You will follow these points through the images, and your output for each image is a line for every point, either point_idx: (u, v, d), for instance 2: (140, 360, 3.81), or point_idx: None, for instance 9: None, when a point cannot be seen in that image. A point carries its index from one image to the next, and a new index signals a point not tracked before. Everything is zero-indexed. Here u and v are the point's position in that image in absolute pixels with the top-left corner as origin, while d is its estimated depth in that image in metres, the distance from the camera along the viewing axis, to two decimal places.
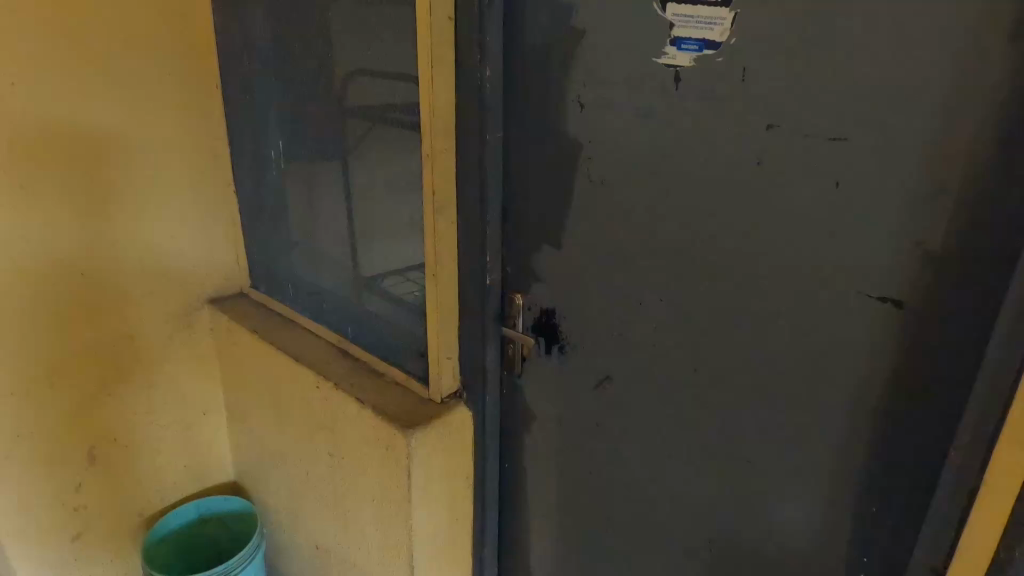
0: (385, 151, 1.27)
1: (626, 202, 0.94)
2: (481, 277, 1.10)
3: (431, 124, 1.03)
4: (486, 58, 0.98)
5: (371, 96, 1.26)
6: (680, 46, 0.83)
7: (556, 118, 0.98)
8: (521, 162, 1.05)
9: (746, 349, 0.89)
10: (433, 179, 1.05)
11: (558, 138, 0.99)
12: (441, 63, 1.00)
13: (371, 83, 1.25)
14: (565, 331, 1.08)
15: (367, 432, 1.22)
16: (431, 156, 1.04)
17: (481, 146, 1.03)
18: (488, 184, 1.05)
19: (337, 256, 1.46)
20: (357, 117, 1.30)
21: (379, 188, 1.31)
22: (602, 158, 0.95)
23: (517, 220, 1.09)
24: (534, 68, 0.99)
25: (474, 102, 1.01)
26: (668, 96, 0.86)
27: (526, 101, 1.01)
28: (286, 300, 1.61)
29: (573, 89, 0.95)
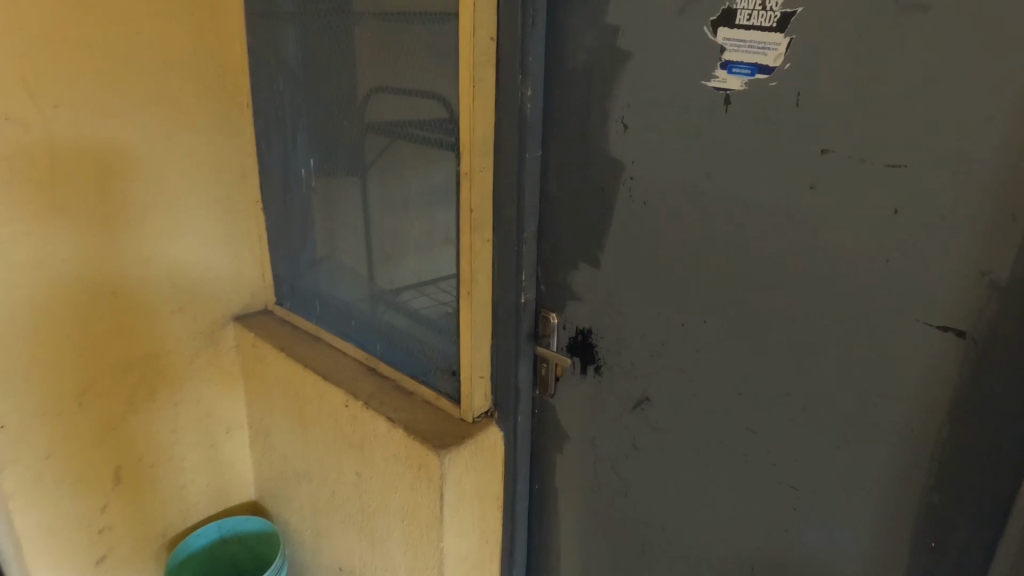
0: (415, 169, 1.26)
1: (671, 225, 0.93)
2: (516, 295, 1.09)
3: (469, 142, 1.02)
4: (529, 80, 0.99)
5: (400, 116, 1.25)
6: (731, 70, 0.83)
7: (597, 137, 0.98)
8: (559, 181, 1.03)
9: (795, 375, 0.88)
10: (472, 198, 1.05)
11: (599, 158, 0.98)
12: (481, 82, 1.00)
13: (400, 103, 1.24)
14: (602, 351, 1.06)
15: (396, 452, 1.20)
16: (469, 174, 1.03)
17: (520, 164, 1.02)
18: (525, 201, 1.03)
19: (365, 273, 1.45)
20: (386, 136, 1.29)
21: (409, 206, 1.30)
22: (646, 181, 0.94)
23: (553, 239, 1.07)
24: (575, 88, 0.98)
25: (515, 121, 1.00)
26: (717, 120, 0.86)
27: (567, 121, 1.00)
28: (313, 317, 1.60)
29: (616, 110, 0.94)
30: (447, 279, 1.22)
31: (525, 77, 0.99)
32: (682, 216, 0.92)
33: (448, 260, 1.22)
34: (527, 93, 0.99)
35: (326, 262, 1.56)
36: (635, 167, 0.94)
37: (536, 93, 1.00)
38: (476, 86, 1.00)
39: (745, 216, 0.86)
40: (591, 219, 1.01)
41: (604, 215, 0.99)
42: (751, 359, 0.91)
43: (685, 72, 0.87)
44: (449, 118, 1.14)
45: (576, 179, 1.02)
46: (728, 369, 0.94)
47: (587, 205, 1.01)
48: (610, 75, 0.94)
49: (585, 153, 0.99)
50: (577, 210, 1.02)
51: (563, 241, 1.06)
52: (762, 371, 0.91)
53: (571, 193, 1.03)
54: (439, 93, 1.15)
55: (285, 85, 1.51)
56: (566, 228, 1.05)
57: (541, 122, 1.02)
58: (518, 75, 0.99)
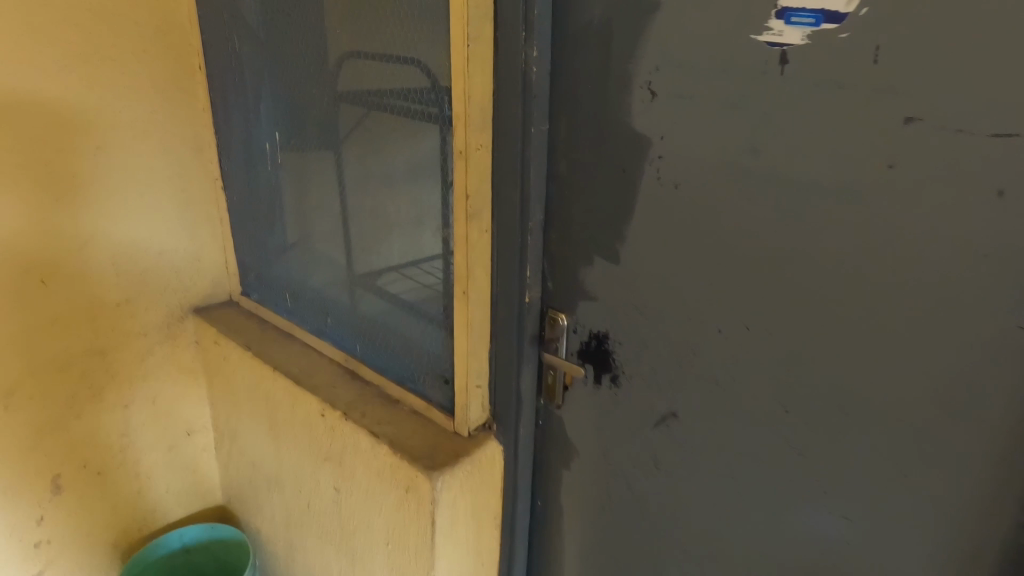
0: (396, 146, 1.08)
1: (705, 211, 0.78)
2: (519, 294, 0.94)
3: (464, 116, 0.85)
4: (535, 38, 0.82)
5: (377, 85, 1.06)
6: (790, 19, 0.66)
7: (615, 107, 0.81)
8: (569, 160, 0.87)
9: (856, 392, 0.73)
10: (467, 181, 0.88)
11: (619, 132, 0.82)
12: (477, 41, 0.83)
13: (377, 69, 1.05)
14: (620, 358, 0.92)
15: (380, 470, 1.05)
16: (464, 154, 0.86)
17: (524, 142, 0.86)
18: (531, 186, 0.88)
19: (343, 264, 1.28)
20: (362, 107, 1.11)
21: (391, 188, 1.12)
22: (675, 159, 0.78)
23: (562, 229, 0.91)
24: (589, 46, 0.81)
25: (518, 89, 0.84)
26: (767, 83, 0.69)
27: (579, 88, 0.84)
28: (283, 311, 1.43)
29: (640, 73, 0.78)
30: (435, 273, 1.06)
31: (529, 34, 0.81)
32: (719, 199, 0.76)
33: (435, 253, 1.05)
34: (532, 55, 0.82)
35: (297, 249, 1.38)
36: (663, 142, 0.78)
37: (543, 54, 0.83)
38: (470, 45, 0.82)
39: (799, 200, 0.71)
40: (607, 204, 0.85)
41: (623, 200, 0.84)
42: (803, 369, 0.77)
43: (728, 23, 0.70)
44: (434, 86, 0.96)
45: (588, 157, 0.85)
46: (771, 378, 0.80)
47: (603, 187, 0.85)
48: (632, 28, 0.77)
49: (600, 127, 0.83)
50: (591, 195, 0.87)
51: (573, 231, 0.90)
52: (813, 387, 0.76)
53: (584, 174, 0.86)
54: (421, 55, 0.96)
55: (243, 45, 1.31)
56: (576, 216, 0.89)
57: (548, 90, 0.85)
58: (521, 32, 0.82)
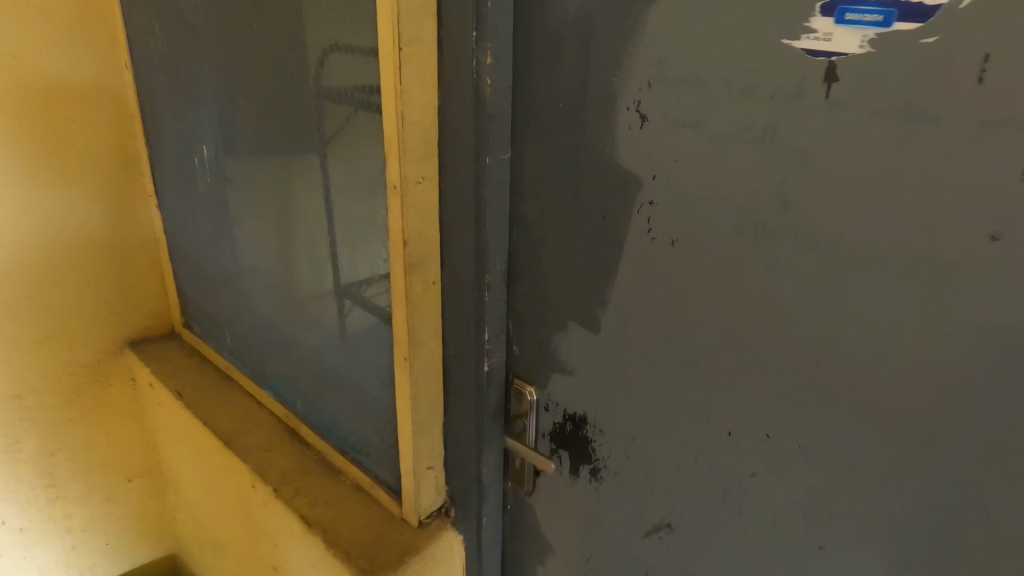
0: (335, 171, 0.87)
1: (711, 281, 0.56)
2: (475, 363, 0.74)
3: (397, 142, 0.63)
4: (487, 40, 0.60)
5: (310, 91, 0.85)
6: (842, 16, 0.43)
7: (593, 133, 0.60)
8: (537, 197, 0.66)
9: (929, 551, 0.50)
10: (404, 224, 0.67)
11: (597, 167, 0.60)
12: (411, 43, 0.61)
13: (309, 72, 0.84)
14: (600, 449, 0.71)
15: (314, 562, 0.87)
16: (399, 191, 0.66)
17: (478, 175, 0.65)
18: (487, 233, 0.68)
19: (279, 304, 1.08)
20: (295, 119, 0.90)
21: (326, 220, 0.92)
22: (670, 208, 0.56)
23: (529, 282, 0.71)
24: (561, 50, 0.60)
25: (467, 108, 0.63)
26: (804, 110, 0.47)
27: (549, 106, 0.62)
28: (226, 350, 1.24)
29: (626, 88, 0.56)
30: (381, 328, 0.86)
31: (480, 35, 0.60)
32: (728, 268, 0.54)
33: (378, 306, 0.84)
34: (485, 63, 0.61)
35: (233, 282, 1.19)
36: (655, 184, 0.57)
37: (500, 60, 0.61)
38: (402, 48, 0.60)
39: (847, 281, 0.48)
40: (581, 259, 0.65)
41: (602, 255, 0.63)
42: (841, 513, 0.55)
43: (746, 20, 0.47)
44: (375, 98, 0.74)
45: (560, 197, 0.64)
46: (799, 514, 0.57)
47: (578, 237, 0.64)
48: (614, 27, 0.55)
49: (574, 160, 0.62)
50: (564, 246, 0.66)
51: (542, 288, 0.70)
52: (862, 532, 0.54)
53: (554, 218, 0.66)
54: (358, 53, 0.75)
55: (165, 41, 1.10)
56: (546, 272, 0.69)
57: (507, 108, 0.64)
58: (470, 31, 0.60)
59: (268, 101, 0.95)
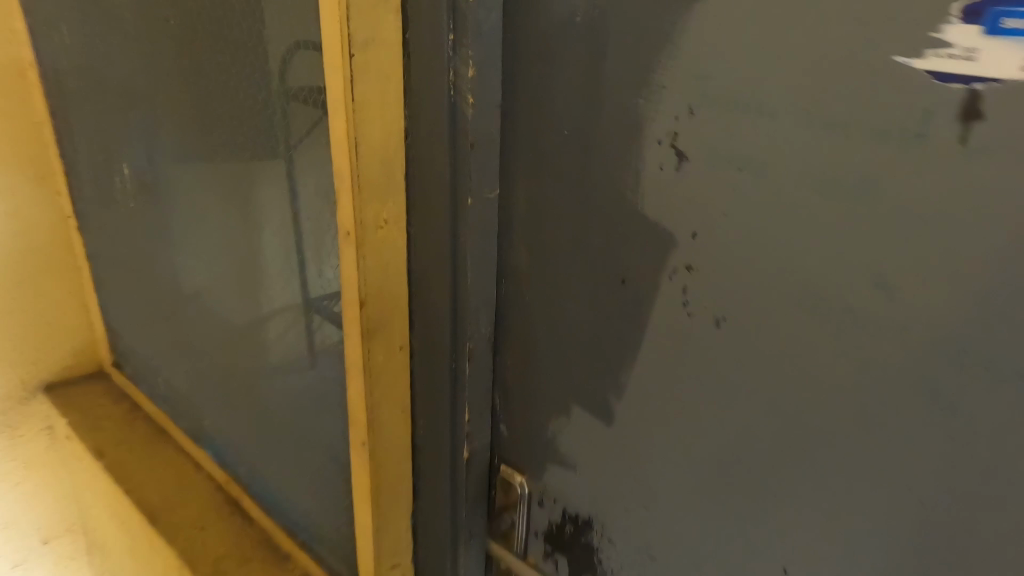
0: (285, 204, 0.71)
1: (772, 382, 0.41)
2: (453, 448, 0.59)
3: (353, 180, 0.48)
4: (469, 49, 0.44)
5: (255, 101, 0.69)
6: (995, 24, 0.29)
7: (608, 174, 0.44)
8: (531, 248, 0.51)
9: None
10: (359, 283, 0.52)
11: (613, 219, 0.45)
12: (367, 50, 0.45)
13: (251, 79, 0.68)
14: (607, 562, 0.55)
15: None
16: (356, 243, 0.50)
17: (456, 222, 0.50)
18: (468, 294, 0.53)
19: (220, 350, 0.91)
20: (234, 135, 0.74)
21: (270, 260, 0.77)
22: (716, 280, 0.41)
23: (520, 352, 0.55)
24: (566, 62, 0.44)
25: (443, 137, 0.47)
26: (924, 157, 0.32)
27: (547, 136, 0.47)
28: (160, 397, 1.08)
29: (656, 115, 0.40)
30: (337, 395, 0.70)
31: (462, 41, 0.44)
32: (797, 367, 0.39)
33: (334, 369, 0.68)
34: (466, 79, 0.45)
35: (162, 321, 1.02)
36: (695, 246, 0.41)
37: (486, 74, 0.46)
38: (355, 56, 0.44)
39: (975, 404, 0.33)
40: (587, 333, 0.50)
41: (617, 331, 0.48)
42: None
43: (846, 27, 0.32)
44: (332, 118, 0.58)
45: (561, 253, 0.49)
46: None
47: (585, 306, 0.49)
48: (643, 32, 0.40)
49: (581, 207, 0.46)
50: (566, 312, 0.50)
51: (535, 364, 0.55)
52: None
53: (554, 279, 0.50)
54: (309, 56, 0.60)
55: (75, 37, 0.92)
56: (541, 344, 0.53)
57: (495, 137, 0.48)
58: (447, 36, 0.44)
59: (195, 115, 0.79)
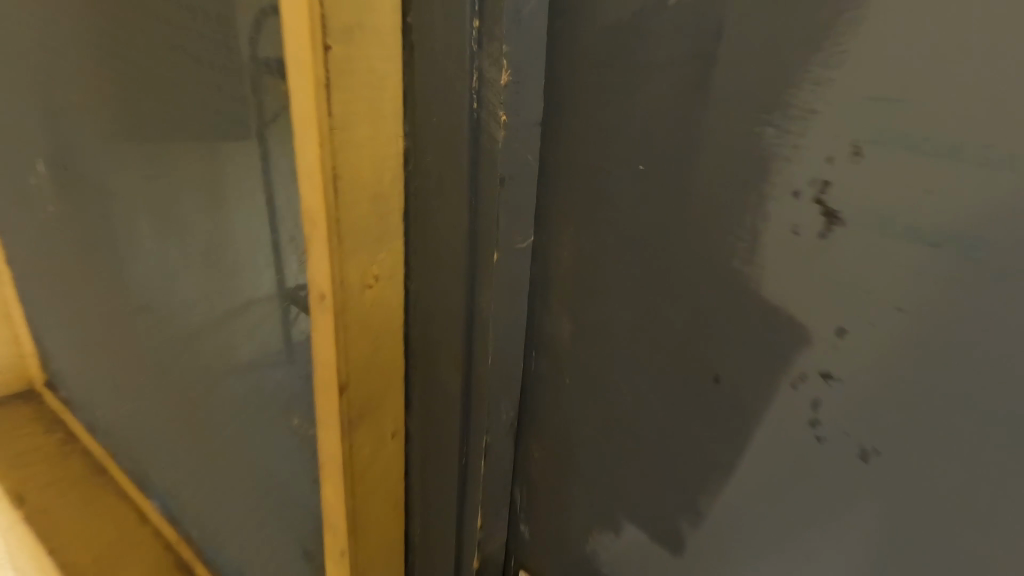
0: (225, 228, 0.54)
1: (947, 558, 0.27)
2: (462, 556, 0.46)
3: (331, 227, 0.33)
4: (504, 42, 0.30)
5: (179, 93, 0.52)
6: None
7: (703, 233, 0.30)
8: (577, 317, 0.37)
9: None
10: (340, 362, 0.37)
11: (706, 296, 0.31)
12: (350, 39, 0.30)
13: (174, 62, 0.51)
14: None
15: None
16: (336, 312, 0.35)
17: (475, 283, 0.36)
18: (487, 376, 0.39)
19: (158, 391, 0.75)
20: (157, 134, 0.57)
21: (209, 297, 0.60)
22: (870, 401, 0.28)
23: (554, 443, 0.42)
24: (646, 65, 0.30)
25: (461, 168, 0.33)
26: None
27: (611, 171, 0.32)
28: (98, 431, 0.94)
29: (795, 156, 0.26)
30: (302, 473, 0.55)
31: (492, 30, 0.30)
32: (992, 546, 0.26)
33: (297, 444, 0.53)
34: (497, 86, 0.31)
35: (95, 348, 0.86)
36: (841, 348, 0.28)
37: (524, 79, 0.31)
38: (331, 48, 0.29)
39: None
40: (652, 438, 0.36)
41: (698, 442, 0.34)
42: None
43: None
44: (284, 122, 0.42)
45: (621, 331, 0.35)
46: None
47: (652, 403, 0.36)
48: (784, 26, 0.25)
49: (656, 274, 0.33)
50: (624, 404, 0.37)
51: (574, 461, 0.41)
52: None
53: (609, 361, 0.37)
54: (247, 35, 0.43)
55: None
56: (584, 439, 0.40)
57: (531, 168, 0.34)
58: (470, 22, 0.30)
59: (114, 109, 0.62)
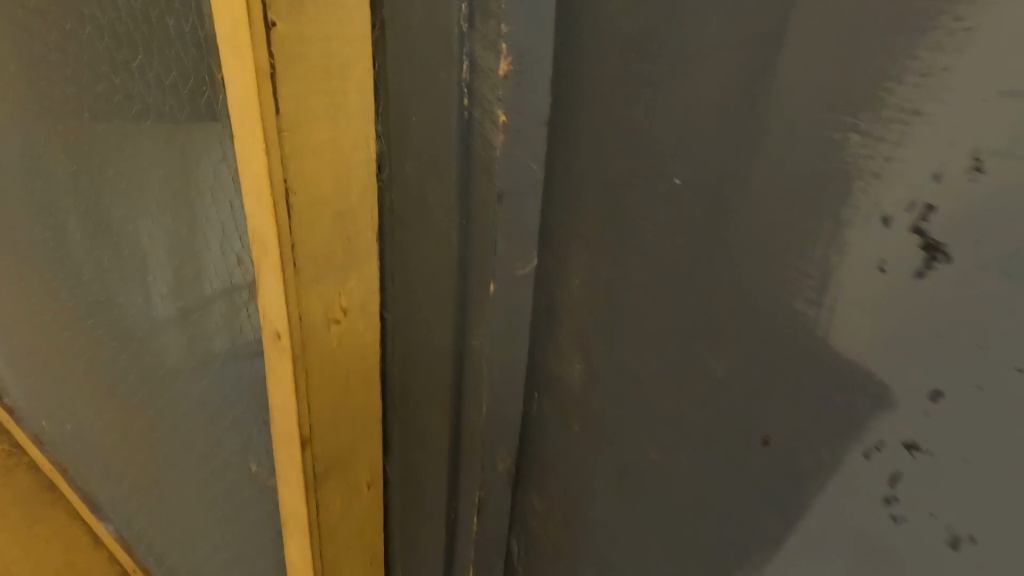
0: (102, 248, 0.44)
1: None
2: None
3: (285, 253, 0.26)
4: (502, 19, 0.22)
5: (36, 79, 0.40)
6: None
7: (754, 268, 0.23)
8: (589, 357, 0.31)
9: None
10: (304, 412, 0.31)
11: (753, 350, 0.24)
12: (301, 12, 0.23)
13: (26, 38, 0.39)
14: None
15: None
16: (294, 355, 0.29)
17: (464, 317, 0.29)
18: (477, 426, 0.32)
19: (79, 419, 0.65)
20: (23, 131, 0.45)
21: (105, 330, 0.50)
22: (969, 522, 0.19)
23: (555, 500, 0.36)
24: (684, 52, 0.23)
25: (450, 177, 0.26)
26: None
27: (638, 184, 0.26)
28: (35, 451, 0.85)
29: (889, 170, 0.18)
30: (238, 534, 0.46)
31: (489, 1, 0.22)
32: None
33: (231, 501, 0.45)
34: (494, 76, 0.23)
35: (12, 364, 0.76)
36: (937, 448, 0.19)
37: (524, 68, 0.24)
38: (277, 25, 0.22)
39: None
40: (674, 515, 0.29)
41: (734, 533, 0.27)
42: None
43: None
44: (155, 118, 0.32)
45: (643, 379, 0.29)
46: None
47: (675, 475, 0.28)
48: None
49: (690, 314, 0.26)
50: (639, 468, 0.30)
51: (582, 529, 0.34)
52: None
53: (626, 415, 0.30)
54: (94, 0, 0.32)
55: None
56: (595, 504, 0.33)
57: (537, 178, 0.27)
58: None
59: None
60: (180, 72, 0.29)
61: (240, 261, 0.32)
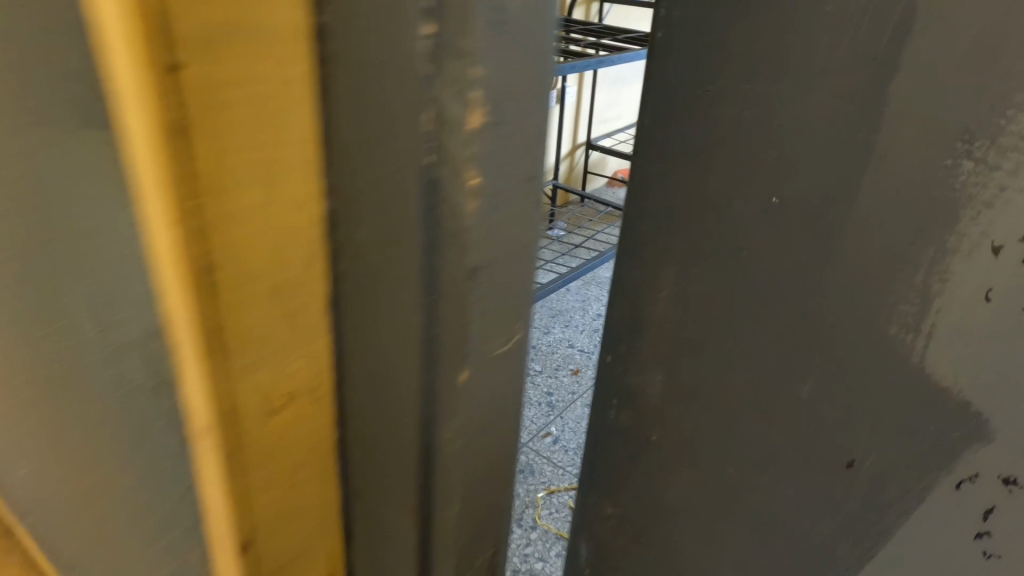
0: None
1: None
2: None
3: (209, 342, 0.21)
4: (474, 62, 0.20)
5: None
6: None
7: (859, 271, 0.28)
8: (691, 348, 0.35)
9: None
10: (235, 521, 0.25)
11: (846, 338, 0.30)
12: (215, 52, 0.18)
13: None
14: None
15: None
16: (224, 456, 0.24)
17: (428, 398, 0.26)
18: (448, 501, 0.29)
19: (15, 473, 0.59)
20: None
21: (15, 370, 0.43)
22: None
23: (654, 473, 0.41)
24: (795, 91, 0.27)
25: (412, 244, 0.23)
26: None
27: (750, 197, 0.30)
28: None
29: (1002, 197, 0.24)
30: None
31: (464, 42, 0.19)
32: None
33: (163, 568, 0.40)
34: (462, 129, 0.21)
35: None
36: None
37: (502, 119, 0.21)
38: (185, 67, 0.17)
39: None
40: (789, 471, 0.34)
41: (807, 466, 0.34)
42: None
43: None
44: (27, 148, 0.26)
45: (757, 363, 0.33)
46: None
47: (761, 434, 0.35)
48: (994, 52, 0.22)
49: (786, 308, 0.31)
50: (743, 444, 0.36)
51: (667, 482, 0.41)
52: None
53: (723, 394, 0.35)
54: None
55: None
56: (686, 471, 0.39)
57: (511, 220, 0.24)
58: (422, 29, 0.19)
59: None
60: (64, 104, 0.22)
61: (144, 333, 0.26)
